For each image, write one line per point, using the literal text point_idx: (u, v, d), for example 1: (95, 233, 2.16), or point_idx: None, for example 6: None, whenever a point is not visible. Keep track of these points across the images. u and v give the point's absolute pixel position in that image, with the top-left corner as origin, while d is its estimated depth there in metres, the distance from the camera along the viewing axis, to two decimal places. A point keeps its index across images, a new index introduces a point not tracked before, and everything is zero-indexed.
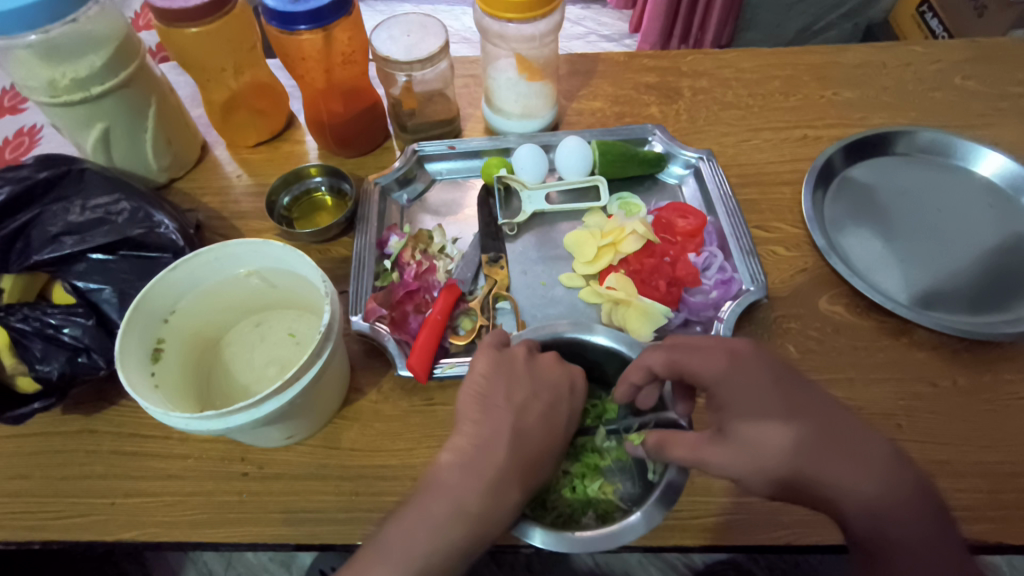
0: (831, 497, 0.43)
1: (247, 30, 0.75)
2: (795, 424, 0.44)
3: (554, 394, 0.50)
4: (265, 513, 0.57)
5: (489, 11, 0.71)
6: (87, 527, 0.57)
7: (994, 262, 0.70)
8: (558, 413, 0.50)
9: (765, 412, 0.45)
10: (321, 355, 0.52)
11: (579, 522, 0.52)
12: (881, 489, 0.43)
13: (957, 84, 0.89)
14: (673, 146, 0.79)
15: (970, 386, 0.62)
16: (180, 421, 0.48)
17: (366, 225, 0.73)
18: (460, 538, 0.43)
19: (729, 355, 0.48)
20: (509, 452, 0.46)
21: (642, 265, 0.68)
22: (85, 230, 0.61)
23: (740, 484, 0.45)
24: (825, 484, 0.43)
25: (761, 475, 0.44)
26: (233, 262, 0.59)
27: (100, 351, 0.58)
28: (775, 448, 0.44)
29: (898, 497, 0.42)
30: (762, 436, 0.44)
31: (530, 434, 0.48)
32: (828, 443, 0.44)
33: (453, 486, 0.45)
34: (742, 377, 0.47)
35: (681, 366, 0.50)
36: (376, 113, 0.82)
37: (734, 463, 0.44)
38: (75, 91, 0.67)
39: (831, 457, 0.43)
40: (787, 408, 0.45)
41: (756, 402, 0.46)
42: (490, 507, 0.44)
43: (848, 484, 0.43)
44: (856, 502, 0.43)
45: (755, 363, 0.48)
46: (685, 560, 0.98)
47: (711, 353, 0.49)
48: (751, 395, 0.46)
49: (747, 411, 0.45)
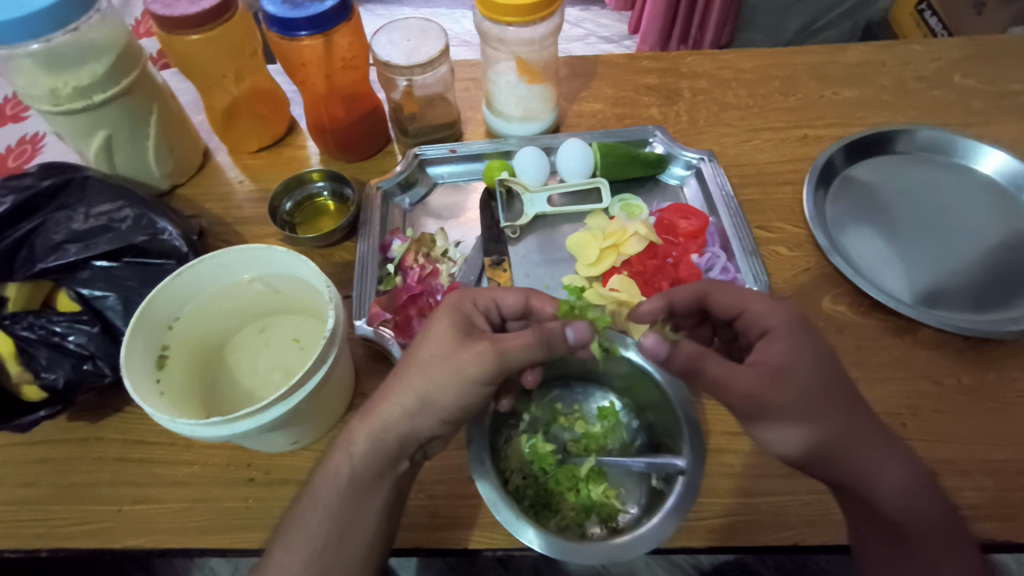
0: (868, 478, 0.46)
1: (247, 37, 0.75)
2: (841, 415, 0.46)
3: (432, 323, 0.51)
4: (272, 519, 0.57)
5: (488, 15, 0.71)
6: (94, 535, 0.57)
7: (997, 258, 0.71)
8: (429, 336, 0.50)
9: (825, 390, 0.46)
10: (326, 359, 0.52)
11: (586, 530, 0.55)
12: (911, 476, 0.47)
13: (957, 82, 0.89)
14: (674, 147, 0.79)
15: (975, 384, 0.62)
16: (185, 428, 0.48)
17: (368, 229, 0.73)
18: (341, 468, 0.47)
19: (795, 314, 0.50)
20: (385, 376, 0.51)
21: (645, 266, 0.69)
22: (89, 238, 0.62)
23: (786, 448, 0.47)
24: (864, 465, 0.46)
25: (809, 450, 0.46)
26: (236, 267, 0.60)
27: (106, 359, 0.58)
28: (827, 425, 0.45)
29: (923, 482, 0.47)
30: (822, 412, 0.46)
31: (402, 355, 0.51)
32: (873, 428, 0.47)
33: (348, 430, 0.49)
34: (807, 344, 0.48)
35: (742, 302, 0.51)
36: (377, 117, 0.83)
37: (789, 430, 0.46)
38: (77, 99, 0.68)
39: (873, 442, 0.46)
40: (840, 399, 0.47)
41: (813, 386, 0.46)
42: (358, 435, 0.48)
43: (884, 468, 0.46)
44: (890, 485, 0.46)
45: (811, 340, 0.48)
46: (692, 561, 0.98)
47: (781, 307, 0.50)
48: (812, 375, 0.46)
49: (808, 396, 0.46)
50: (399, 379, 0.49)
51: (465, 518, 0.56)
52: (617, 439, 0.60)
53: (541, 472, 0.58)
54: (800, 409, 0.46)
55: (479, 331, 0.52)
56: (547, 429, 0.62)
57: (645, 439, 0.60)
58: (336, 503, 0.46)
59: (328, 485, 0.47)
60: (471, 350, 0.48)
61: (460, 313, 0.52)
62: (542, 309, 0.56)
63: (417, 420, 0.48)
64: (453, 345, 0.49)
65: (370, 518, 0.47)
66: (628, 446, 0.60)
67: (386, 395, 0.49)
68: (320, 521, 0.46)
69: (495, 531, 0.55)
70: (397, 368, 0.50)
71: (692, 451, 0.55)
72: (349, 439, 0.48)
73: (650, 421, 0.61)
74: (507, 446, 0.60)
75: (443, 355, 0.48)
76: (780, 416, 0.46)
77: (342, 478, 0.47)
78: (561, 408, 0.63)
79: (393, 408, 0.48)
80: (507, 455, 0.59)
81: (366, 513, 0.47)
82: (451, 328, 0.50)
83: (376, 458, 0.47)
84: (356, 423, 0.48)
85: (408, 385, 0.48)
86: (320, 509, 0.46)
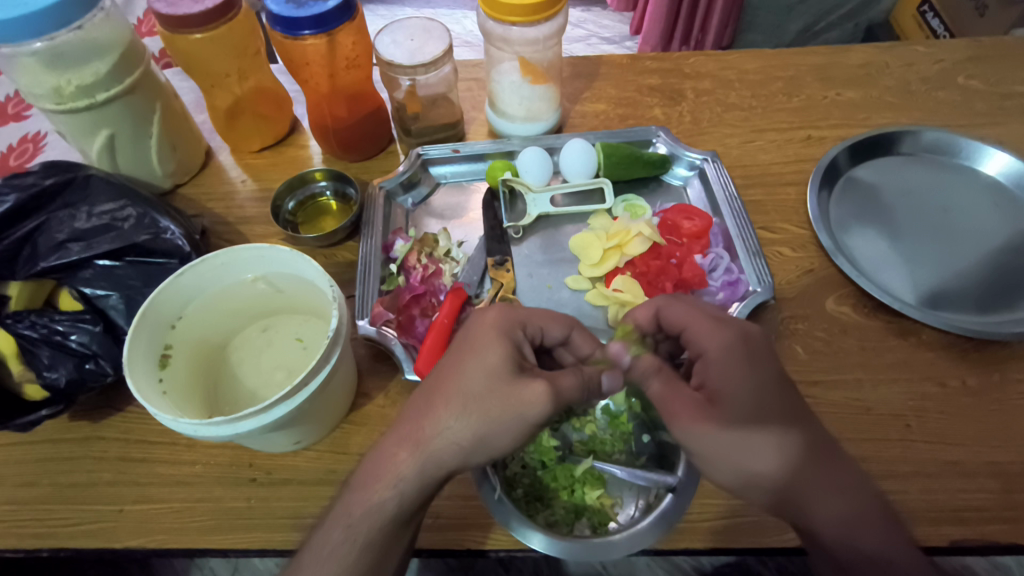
0: (806, 510, 0.46)
1: (250, 36, 0.75)
2: (788, 439, 0.46)
3: (475, 348, 0.48)
4: (274, 519, 0.57)
5: (492, 15, 0.71)
6: (96, 535, 0.57)
7: (1002, 260, 0.70)
8: (473, 365, 0.47)
9: (759, 424, 0.46)
10: (330, 359, 0.52)
11: (573, 531, 0.54)
12: (851, 507, 0.46)
13: (960, 83, 0.89)
14: (678, 147, 0.79)
15: (980, 386, 0.62)
16: (189, 427, 0.48)
17: (371, 229, 0.73)
18: (383, 499, 0.45)
19: (734, 336, 0.50)
20: (419, 398, 0.48)
21: (649, 267, 0.69)
22: (92, 237, 0.61)
23: (727, 482, 0.47)
24: (801, 496, 0.46)
25: (744, 485, 0.46)
26: (240, 267, 0.59)
27: (108, 358, 0.58)
28: (761, 459, 0.45)
29: (861, 513, 0.46)
30: (755, 447, 0.45)
31: (444, 379, 0.48)
32: (812, 458, 0.46)
33: (376, 460, 0.46)
34: (742, 375, 0.48)
35: (686, 323, 0.53)
36: (380, 117, 0.83)
37: (721, 466, 0.46)
38: (80, 99, 0.68)
39: (812, 474, 0.46)
40: (783, 417, 0.47)
41: (757, 408, 0.47)
42: (388, 468, 0.46)
43: (820, 501, 0.46)
44: (825, 518, 0.46)
45: (761, 356, 0.50)
46: (693, 562, 0.98)
47: (722, 330, 0.51)
48: (751, 399, 0.47)
49: (747, 418, 0.46)
50: (452, 412, 0.46)
51: (469, 518, 0.56)
52: (624, 448, 0.59)
53: (541, 465, 0.58)
54: (731, 445, 0.45)
55: (529, 365, 0.49)
56: (556, 425, 0.61)
57: (652, 455, 0.59)
58: (369, 537, 0.45)
59: (364, 512, 0.45)
60: (532, 389, 0.46)
61: (511, 341, 0.50)
62: (582, 345, 0.55)
63: (469, 456, 0.46)
64: (509, 380, 0.47)
65: (403, 539, 0.47)
66: (634, 459, 0.59)
67: (434, 425, 0.46)
68: (355, 551, 0.44)
69: (496, 531, 0.55)
70: (444, 395, 0.47)
71: (686, 473, 0.55)
72: (395, 469, 0.45)
73: (661, 439, 0.59)
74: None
75: (501, 390, 0.46)
76: (714, 452, 0.46)
77: (383, 512, 0.45)
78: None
79: (445, 442, 0.45)
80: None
81: (400, 537, 0.47)
82: (505, 359, 0.48)
83: (421, 489, 0.46)
84: (386, 457, 0.46)
85: (463, 418, 0.46)
86: (354, 536, 0.45)
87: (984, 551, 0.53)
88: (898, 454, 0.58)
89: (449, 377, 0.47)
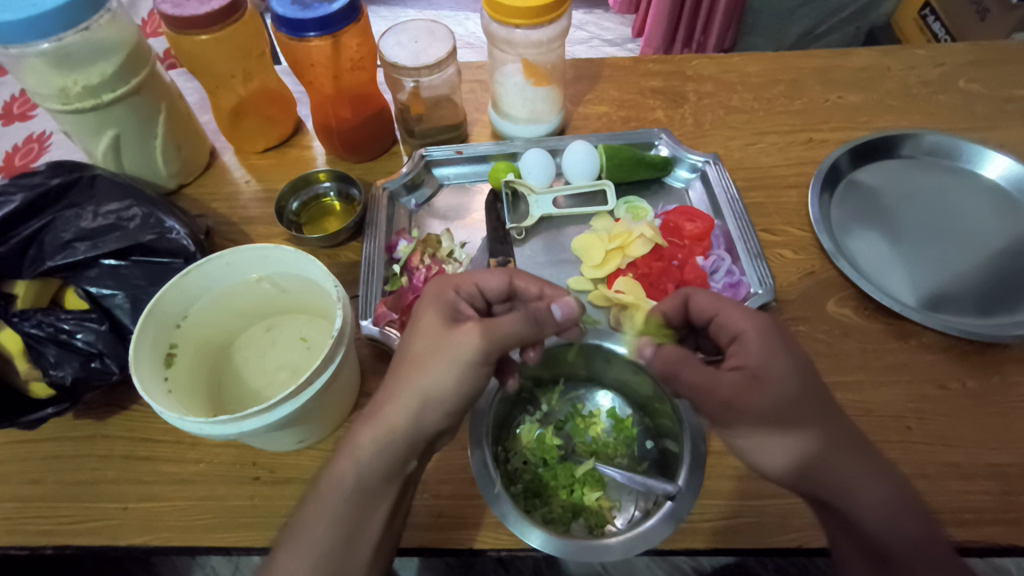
0: (846, 494, 0.45)
1: (256, 37, 0.76)
2: (820, 430, 0.46)
3: (416, 323, 0.51)
4: (277, 517, 0.57)
5: (495, 17, 0.71)
6: (100, 532, 0.57)
7: (1002, 262, 0.71)
8: (415, 336, 0.50)
9: (803, 399, 0.47)
10: (334, 359, 0.52)
11: (569, 529, 0.55)
12: (889, 496, 0.45)
13: (962, 87, 0.89)
14: (679, 149, 0.80)
15: (979, 389, 0.62)
16: (194, 425, 0.48)
17: (375, 230, 0.73)
18: (346, 471, 0.46)
19: (768, 321, 0.50)
20: (386, 379, 0.50)
21: (651, 269, 0.69)
22: (98, 236, 0.62)
23: (769, 461, 0.47)
24: (841, 482, 0.45)
25: (785, 465, 0.46)
26: (244, 267, 0.60)
27: (114, 356, 0.59)
28: (800, 438, 0.46)
29: (902, 504, 0.45)
30: (796, 422, 0.46)
31: (397, 357, 0.50)
32: (852, 443, 0.47)
33: (354, 437, 0.47)
34: (781, 356, 0.48)
35: (717, 311, 0.53)
36: (384, 118, 0.83)
37: (760, 445, 0.47)
38: (87, 98, 0.68)
39: (851, 455, 0.46)
40: (818, 405, 0.47)
41: (793, 395, 0.47)
42: (361, 444, 0.46)
43: (861, 483, 0.45)
44: (868, 503, 0.45)
45: (790, 343, 0.50)
46: (693, 564, 0.98)
47: (751, 316, 0.51)
48: (790, 385, 0.47)
49: (785, 405, 0.46)
50: (404, 380, 0.48)
51: (470, 517, 0.56)
52: (627, 453, 0.60)
53: (542, 463, 0.59)
54: (773, 421, 0.46)
55: (466, 316, 0.52)
56: (560, 426, 0.62)
57: (654, 461, 0.59)
58: (341, 513, 0.45)
59: (334, 491, 0.45)
60: (463, 332, 0.49)
61: (445, 301, 0.53)
62: (527, 290, 0.56)
63: (422, 417, 0.48)
64: (444, 333, 0.49)
65: (377, 514, 0.46)
66: (635, 464, 0.59)
67: (391, 398, 0.48)
68: (328, 527, 0.44)
69: (498, 531, 0.55)
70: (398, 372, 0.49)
71: (687, 481, 0.55)
72: (359, 444, 0.46)
73: (665, 447, 0.59)
74: (518, 429, 0.61)
75: (436, 339, 0.49)
76: (748, 427, 0.47)
77: (346, 484, 0.45)
78: (580, 409, 0.63)
79: (401, 410, 0.47)
80: (516, 437, 0.61)
81: (372, 516, 0.46)
82: (438, 315, 0.51)
83: (388, 462, 0.47)
84: (364, 434, 0.47)
85: (412, 383, 0.48)
86: (327, 514, 0.45)
87: (983, 551, 0.54)
88: (899, 456, 0.58)
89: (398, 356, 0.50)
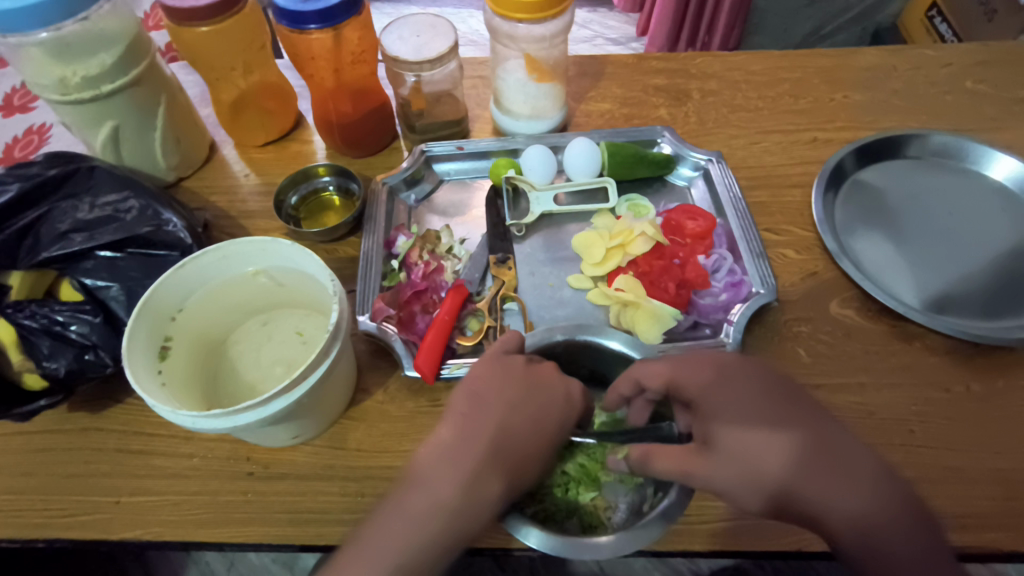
0: (820, 514, 0.42)
1: (256, 30, 0.75)
2: (777, 446, 0.44)
3: (555, 406, 0.51)
4: (272, 513, 0.57)
5: (498, 11, 0.70)
6: (92, 526, 0.57)
7: (1008, 265, 0.70)
8: (549, 419, 0.50)
9: (751, 422, 0.45)
10: (329, 354, 0.52)
11: (562, 525, 0.54)
12: (870, 502, 0.41)
13: (969, 87, 0.88)
14: (683, 147, 0.79)
15: (984, 392, 0.61)
16: (186, 419, 0.48)
17: (374, 226, 0.73)
18: (453, 497, 0.44)
19: (715, 363, 0.49)
20: (476, 422, 0.48)
21: (651, 266, 0.68)
22: (94, 228, 0.61)
23: (736, 503, 0.44)
24: (814, 498, 0.42)
25: (749, 493, 0.44)
26: (241, 260, 0.59)
27: (108, 348, 0.58)
28: (759, 461, 0.43)
29: (890, 512, 0.41)
30: (746, 448, 0.44)
31: (523, 424, 0.48)
32: (820, 452, 0.43)
33: (432, 477, 0.45)
34: (732, 389, 0.47)
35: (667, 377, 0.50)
36: (385, 113, 0.82)
37: (719, 478, 0.44)
38: (85, 90, 0.68)
39: (819, 468, 0.43)
40: (770, 419, 0.45)
41: (739, 416, 0.46)
42: (468, 495, 0.44)
43: (837, 495, 0.42)
44: (844, 520, 0.41)
45: (742, 375, 0.48)
46: (691, 565, 0.97)
47: (701, 366, 0.49)
48: (735, 408, 0.46)
49: (733, 431, 0.45)
50: (537, 467, 0.49)
51: None
52: None
53: None
54: (725, 453, 0.44)
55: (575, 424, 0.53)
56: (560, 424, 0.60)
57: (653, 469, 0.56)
58: (432, 540, 0.42)
59: (439, 529, 0.43)
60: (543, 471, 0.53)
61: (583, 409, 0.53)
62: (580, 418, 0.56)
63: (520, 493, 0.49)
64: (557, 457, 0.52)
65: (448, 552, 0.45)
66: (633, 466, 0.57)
67: (510, 457, 0.47)
68: (416, 550, 0.42)
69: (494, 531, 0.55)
70: (523, 436, 0.48)
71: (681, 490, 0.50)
72: (484, 496, 0.44)
73: None
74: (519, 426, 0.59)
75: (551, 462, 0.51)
76: (705, 464, 0.45)
77: (444, 512, 0.43)
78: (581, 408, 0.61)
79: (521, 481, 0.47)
80: None
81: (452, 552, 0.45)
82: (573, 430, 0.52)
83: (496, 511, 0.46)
84: (472, 473, 0.45)
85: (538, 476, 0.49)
86: (422, 550, 0.42)
87: (986, 557, 0.53)
88: (902, 460, 0.58)
89: (528, 422, 0.49)
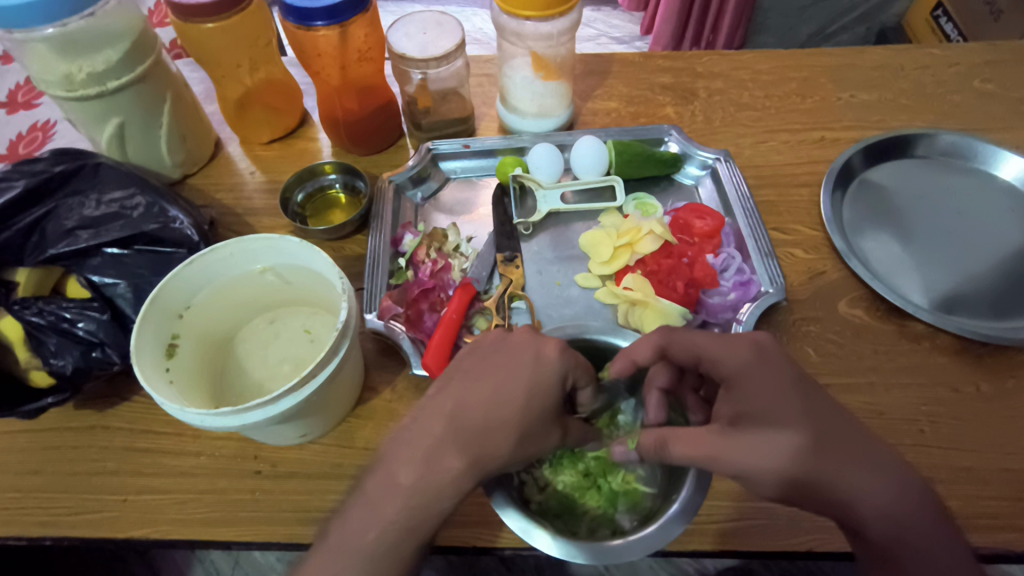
0: (843, 501, 0.42)
1: (262, 27, 0.75)
2: (805, 433, 0.43)
3: (516, 372, 0.47)
4: (280, 512, 0.56)
5: (506, 9, 0.70)
6: (100, 524, 0.56)
7: (1017, 264, 0.69)
8: (510, 387, 0.46)
9: (782, 407, 0.44)
10: (338, 352, 0.51)
11: (615, 519, 0.53)
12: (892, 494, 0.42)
13: (977, 87, 0.88)
14: (690, 146, 0.79)
15: (994, 393, 0.61)
16: (195, 417, 0.47)
17: (380, 224, 0.72)
18: (411, 478, 0.43)
19: (750, 344, 0.47)
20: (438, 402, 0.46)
21: (660, 265, 0.67)
22: (101, 224, 0.61)
23: (750, 486, 0.44)
24: (837, 486, 0.42)
25: (769, 477, 0.43)
26: (249, 257, 0.59)
27: (115, 346, 0.58)
28: (787, 444, 0.43)
29: (911, 504, 0.42)
30: (775, 431, 0.43)
31: (480, 395, 0.46)
32: (847, 443, 0.43)
33: (401, 455, 0.44)
34: (765, 373, 0.45)
35: (696, 351, 0.48)
36: (391, 111, 0.82)
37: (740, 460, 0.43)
38: (91, 85, 0.67)
39: (845, 457, 0.43)
40: (801, 406, 0.44)
41: (772, 401, 0.44)
42: (428, 475, 0.43)
43: (862, 486, 0.42)
44: (866, 509, 0.42)
45: (776, 358, 0.47)
46: (697, 565, 0.97)
47: (735, 345, 0.47)
48: (768, 392, 0.45)
49: (759, 417, 0.44)
50: (512, 436, 0.45)
51: (475, 516, 0.55)
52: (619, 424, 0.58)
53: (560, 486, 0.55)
54: (749, 436, 0.44)
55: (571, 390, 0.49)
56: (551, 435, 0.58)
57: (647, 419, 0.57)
58: (400, 522, 0.42)
59: (399, 510, 0.43)
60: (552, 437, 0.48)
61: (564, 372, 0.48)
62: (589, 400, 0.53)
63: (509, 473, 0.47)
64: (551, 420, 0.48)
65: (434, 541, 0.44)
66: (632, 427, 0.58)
67: (464, 431, 0.45)
68: (375, 534, 0.42)
69: (506, 531, 0.55)
70: (478, 408, 0.45)
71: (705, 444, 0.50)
72: (442, 472, 0.43)
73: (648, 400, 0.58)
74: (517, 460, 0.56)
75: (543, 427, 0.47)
76: (727, 446, 0.44)
77: (408, 498, 0.43)
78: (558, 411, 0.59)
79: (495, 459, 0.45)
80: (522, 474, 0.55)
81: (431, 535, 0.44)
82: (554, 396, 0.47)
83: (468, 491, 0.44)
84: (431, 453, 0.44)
85: (520, 446, 0.46)
86: (384, 532, 0.42)
87: (997, 557, 0.53)
88: (912, 460, 0.57)
89: (488, 394, 0.46)
